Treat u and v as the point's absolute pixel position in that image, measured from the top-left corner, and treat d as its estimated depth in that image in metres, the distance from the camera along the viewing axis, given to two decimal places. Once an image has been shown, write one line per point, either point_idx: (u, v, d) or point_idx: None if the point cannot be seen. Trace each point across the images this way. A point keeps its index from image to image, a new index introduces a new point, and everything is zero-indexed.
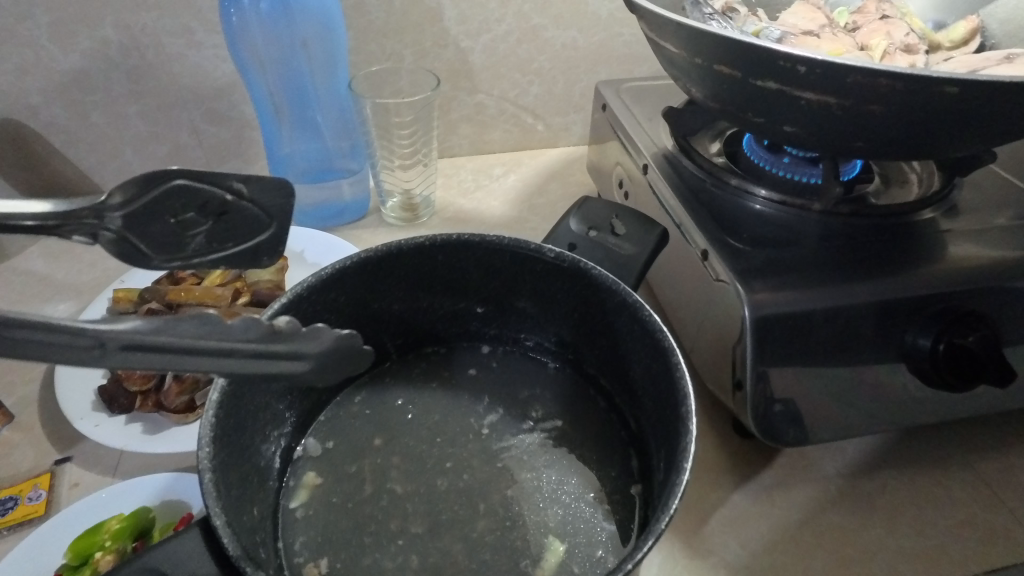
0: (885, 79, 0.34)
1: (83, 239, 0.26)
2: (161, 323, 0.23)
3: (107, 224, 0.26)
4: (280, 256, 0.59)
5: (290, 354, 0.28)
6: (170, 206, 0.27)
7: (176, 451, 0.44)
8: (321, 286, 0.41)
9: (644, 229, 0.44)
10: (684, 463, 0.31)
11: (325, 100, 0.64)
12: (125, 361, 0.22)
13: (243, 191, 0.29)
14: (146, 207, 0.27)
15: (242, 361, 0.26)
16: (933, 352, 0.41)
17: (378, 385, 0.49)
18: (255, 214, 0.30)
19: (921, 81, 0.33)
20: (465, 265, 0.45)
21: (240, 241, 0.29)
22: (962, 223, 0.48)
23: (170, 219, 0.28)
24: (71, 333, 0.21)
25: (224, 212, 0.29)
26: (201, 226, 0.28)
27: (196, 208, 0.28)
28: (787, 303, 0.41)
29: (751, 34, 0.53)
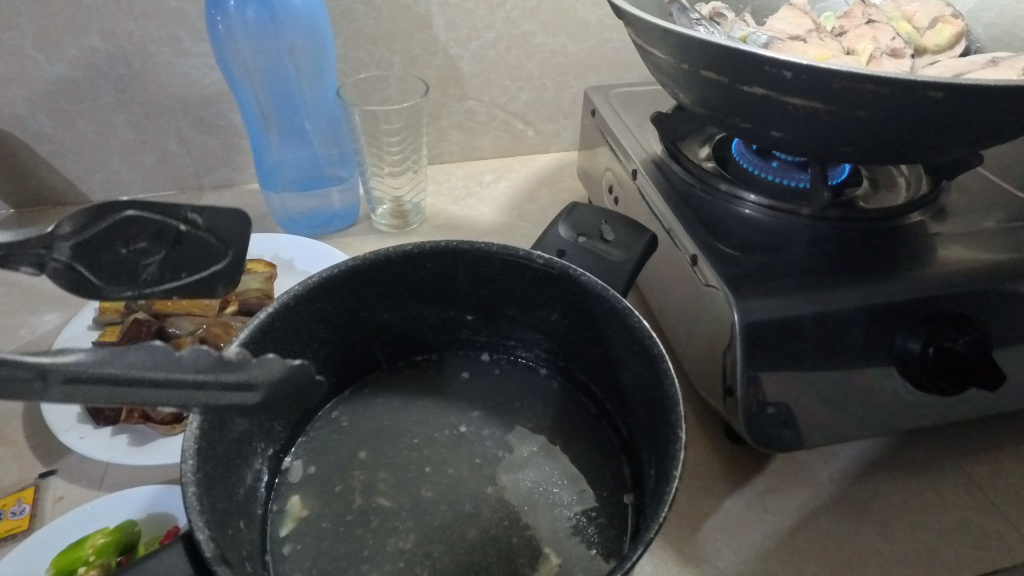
0: (871, 84, 0.34)
1: (32, 268, 0.29)
2: (102, 354, 0.28)
3: (58, 254, 0.30)
4: (269, 265, 0.58)
5: (240, 384, 0.32)
6: (121, 236, 0.31)
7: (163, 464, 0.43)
8: (308, 295, 0.41)
9: (634, 234, 0.44)
10: (674, 470, 0.31)
11: (313, 108, 0.63)
12: (66, 393, 0.26)
13: (196, 221, 0.33)
14: (96, 239, 0.31)
15: (189, 391, 0.30)
16: (923, 356, 0.41)
17: (368, 395, 0.49)
18: (208, 240, 0.34)
19: (907, 85, 0.33)
20: (454, 273, 0.45)
21: (193, 270, 0.33)
22: (950, 226, 0.48)
23: (123, 249, 0.31)
24: (11, 366, 0.24)
25: (177, 241, 0.33)
26: (153, 256, 0.32)
27: (148, 238, 0.32)
28: (777, 308, 0.41)
29: (738, 39, 0.53)
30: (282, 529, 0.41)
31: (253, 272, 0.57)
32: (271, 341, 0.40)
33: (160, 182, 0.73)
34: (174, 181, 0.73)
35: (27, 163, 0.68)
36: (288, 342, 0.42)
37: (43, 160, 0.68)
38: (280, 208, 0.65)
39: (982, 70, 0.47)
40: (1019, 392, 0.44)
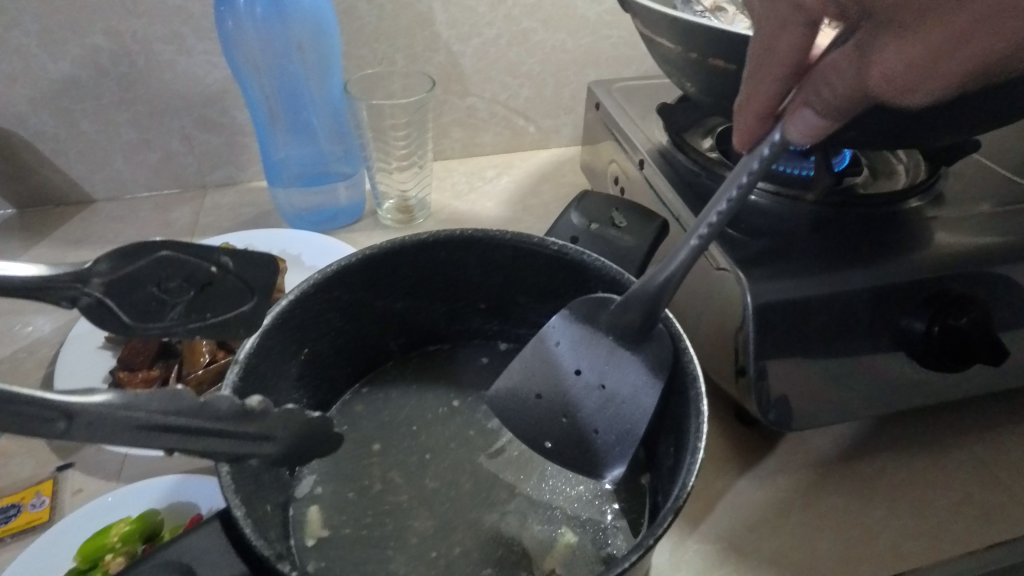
0: None
1: (66, 304, 0.27)
2: (136, 396, 0.24)
3: (89, 289, 0.27)
4: (277, 260, 0.59)
5: (257, 436, 0.30)
6: (156, 276, 0.29)
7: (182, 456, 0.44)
8: (326, 285, 0.41)
9: (644, 220, 0.45)
10: (696, 444, 0.32)
11: (318, 104, 0.64)
12: (90, 435, 0.22)
13: (228, 263, 0.32)
14: (133, 275, 0.28)
15: (208, 442, 0.27)
16: (927, 334, 0.42)
17: (382, 384, 0.49)
18: (234, 283, 0.32)
19: None
20: (468, 262, 0.46)
21: (219, 312, 0.30)
22: (948, 210, 0.49)
23: (154, 289, 0.29)
24: (38, 404, 0.20)
25: (207, 283, 0.30)
26: (181, 297, 0.30)
27: (180, 279, 0.30)
28: (785, 289, 0.42)
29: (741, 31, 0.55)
30: (307, 537, 0.40)
31: None
32: (290, 329, 0.40)
33: (163, 181, 0.73)
34: (176, 180, 0.73)
35: (29, 162, 0.68)
36: (307, 333, 0.42)
37: (46, 159, 0.68)
38: (286, 204, 0.66)
39: None
40: (1019, 370, 0.46)
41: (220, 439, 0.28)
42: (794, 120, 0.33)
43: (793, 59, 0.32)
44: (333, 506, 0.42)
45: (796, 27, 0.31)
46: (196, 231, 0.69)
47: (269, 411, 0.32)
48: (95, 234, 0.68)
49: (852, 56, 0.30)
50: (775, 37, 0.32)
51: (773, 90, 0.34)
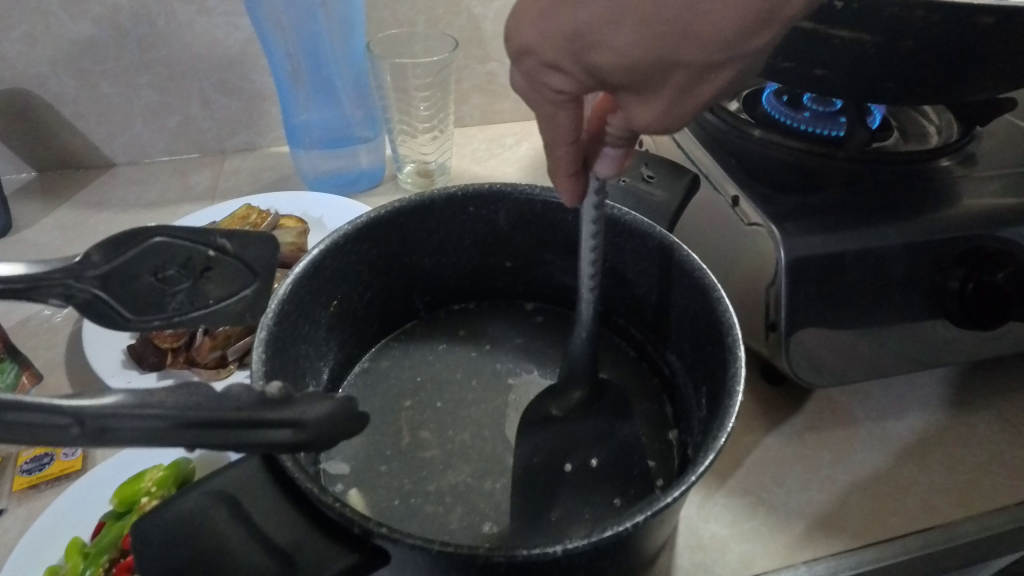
0: (922, 10, 0.35)
1: (59, 301, 0.27)
2: (151, 391, 0.20)
3: (83, 285, 0.28)
4: (300, 221, 0.59)
5: (280, 422, 0.23)
6: (151, 265, 0.31)
7: None
8: (356, 236, 0.41)
9: (675, 175, 0.44)
10: (735, 387, 0.32)
11: (341, 66, 0.63)
12: (107, 443, 0.19)
13: (226, 246, 0.33)
14: (123, 267, 0.30)
15: (229, 438, 0.21)
16: (961, 292, 0.42)
17: (408, 341, 0.49)
18: (235, 268, 0.33)
19: (958, 9, 0.35)
20: (496, 219, 0.45)
21: (220, 296, 0.32)
22: (981, 169, 0.49)
23: (152, 277, 0.31)
24: (44, 410, 0.18)
25: (207, 268, 0.32)
26: (182, 283, 0.31)
27: (176, 266, 0.31)
28: (818, 243, 0.42)
29: None
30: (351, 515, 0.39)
31: (285, 227, 0.57)
32: (321, 279, 0.40)
33: (183, 146, 0.73)
34: (196, 145, 0.73)
35: (50, 124, 0.68)
36: (337, 286, 0.42)
37: (67, 122, 0.68)
38: (308, 167, 0.66)
39: None
40: None
41: (244, 428, 0.22)
42: (600, 162, 0.30)
43: (572, 137, 0.28)
44: (363, 456, 0.42)
45: (564, 109, 0.27)
46: (217, 195, 0.69)
47: (291, 394, 0.25)
48: (117, 198, 0.69)
49: (620, 109, 0.26)
50: (548, 123, 0.27)
51: (571, 156, 0.29)
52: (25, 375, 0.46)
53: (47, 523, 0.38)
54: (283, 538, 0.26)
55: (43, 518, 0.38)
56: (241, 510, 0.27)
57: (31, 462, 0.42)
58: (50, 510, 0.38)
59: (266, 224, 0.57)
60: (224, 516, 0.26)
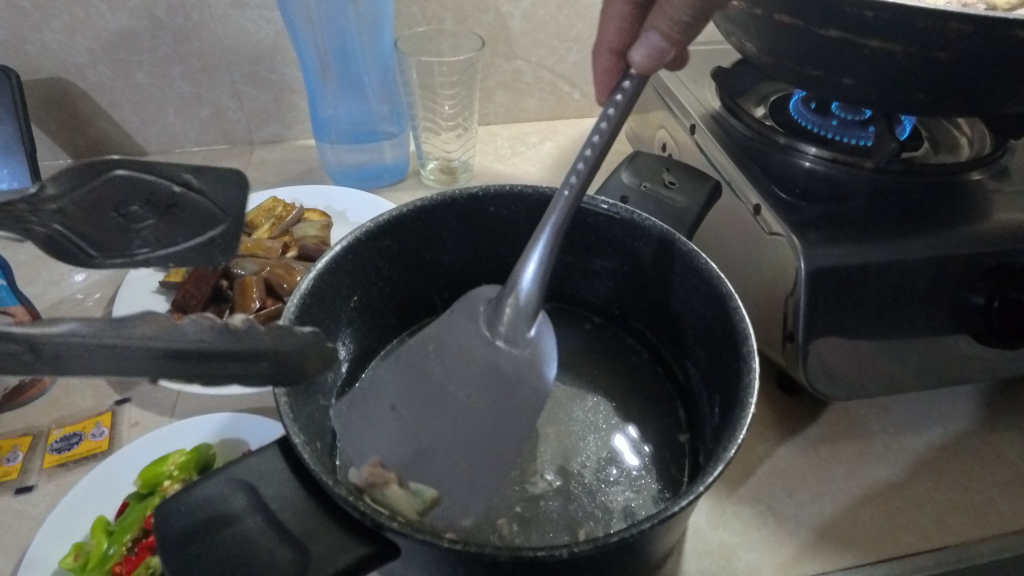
0: (957, 23, 0.34)
1: (19, 233, 0.31)
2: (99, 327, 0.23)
3: (43, 221, 0.32)
4: (324, 214, 0.59)
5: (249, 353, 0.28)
6: (115, 203, 0.34)
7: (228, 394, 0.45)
8: (378, 233, 0.42)
9: (696, 181, 0.43)
10: (746, 399, 0.31)
11: (369, 62, 0.64)
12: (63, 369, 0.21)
13: (191, 182, 0.37)
14: (83, 201, 0.34)
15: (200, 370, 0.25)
16: (986, 308, 0.41)
17: None
18: (201, 203, 0.37)
19: (993, 23, 0.34)
20: (516, 219, 0.46)
21: (186, 236, 0.35)
22: (1013, 183, 0.47)
23: (114, 213, 0.34)
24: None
25: (172, 205, 0.36)
26: (148, 221, 0.35)
27: (142, 203, 0.35)
28: (840, 255, 0.41)
29: None
30: None
31: (310, 220, 0.58)
32: (342, 275, 0.41)
33: (213, 137, 0.74)
34: (225, 135, 0.75)
35: (87, 113, 0.70)
36: (357, 282, 0.43)
37: (102, 111, 0.70)
38: (334, 161, 0.67)
39: None
40: None
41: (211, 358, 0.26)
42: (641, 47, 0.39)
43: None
44: None
45: None
46: None
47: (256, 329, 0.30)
48: None
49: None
50: None
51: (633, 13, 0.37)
52: None
53: (74, 501, 0.39)
54: (297, 525, 0.27)
55: (70, 497, 0.39)
56: (259, 497, 0.28)
57: (60, 441, 0.43)
58: (77, 488, 0.40)
59: (291, 216, 0.58)
60: (243, 503, 0.27)
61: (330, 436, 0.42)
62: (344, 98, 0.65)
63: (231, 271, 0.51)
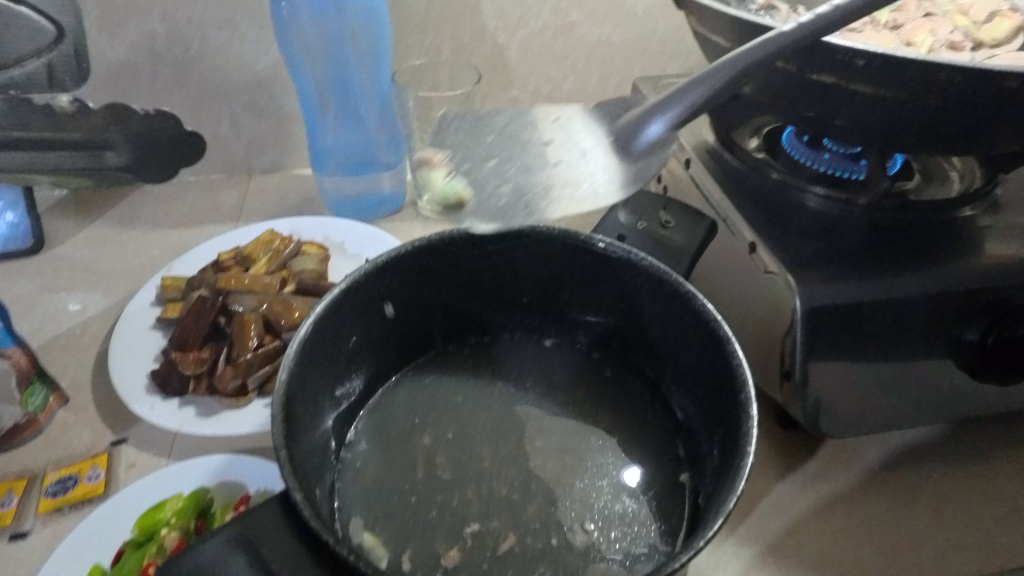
0: (946, 72, 0.35)
1: None
2: None
3: None
4: (321, 247, 0.60)
5: None
6: None
7: (226, 434, 0.45)
8: (377, 273, 0.42)
9: (693, 220, 0.44)
10: (747, 447, 0.32)
11: (367, 95, 0.64)
12: None
13: None
14: None
15: None
16: (980, 345, 0.42)
17: (424, 374, 0.49)
18: None
19: (981, 74, 0.34)
20: (514, 256, 0.46)
21: None
22: (1004, 218, 0.48)
23: None
24: None
25: None
26: None
27: None
28: (836, 293, 0.41)
29: None
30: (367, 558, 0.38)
31: (307, 253, 0.58)
32: (341, 317, 0.41)
33: (210, 165, 0.74)
34: (223, 164, 0.75)
35: None
36: (356, 322, 0.43)
37: None
38: (332, 191, 0.67)
39: None
40: None
41: None
42: None
43: None
44: (376, 491, 0.42)
45: None
46: (242, 215, 0.70)
47: None
48: (147, 215, 0.70)
49: None
50: None
51: None
52: (53, 396, 0.48)
53: (68, 549, 0.39)
54: None
55: (63, 545, 0.39)
56: (259, 558, 0.27)
57: (56, 485, 0.43)
58: (70, 538, 0.39)
59: (289, 250, 0.58)
60: (243, 565, 0.27)
61: (327, 479, 0.41)
62: (343, 128, 0.66)
63: (229, 306, 0.51)
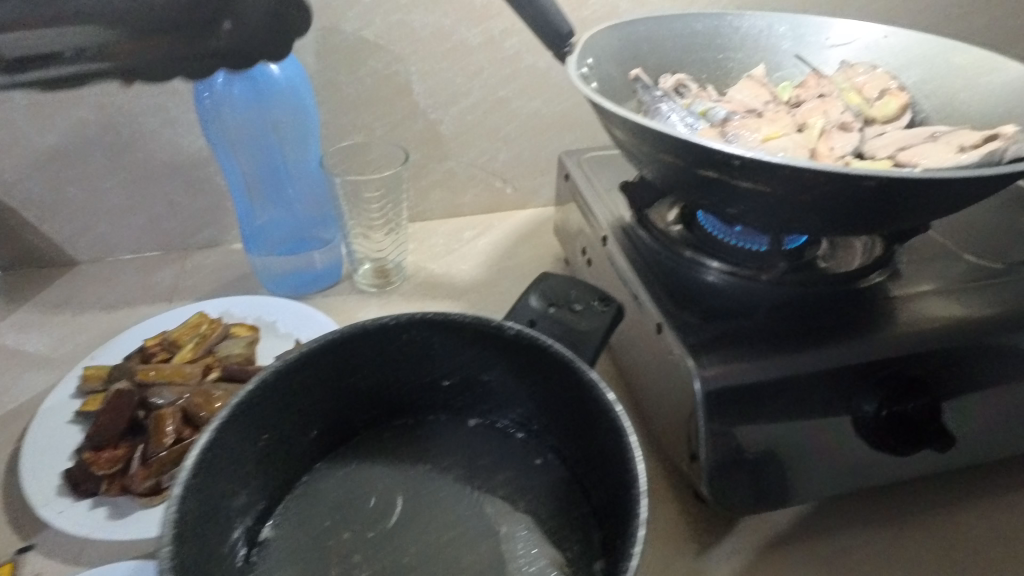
0: (811, 173, 0.37)
1: None
2: None
3: None
4: (252, 328, 0.60)
5: None
6: None
7: (137, 539, 0.44)
8: (289, 370, 0.43)
9: (602, 304, 0.46)
10: (632, 548, 0.32)
11: (297, 177, 0.66)
12: None
13: None
14: None
15: None
16: (876, 417, 0.43)
17: (347, 463, 0.49)
18: None
19: (842, 175, 0.37)
20: (431, 343, 0.47)
21: None
22: (902, 288, 0.50)
23: None
24: None
25: None
26: None
27: None
28: (735, 376, 0.42)
29: (699, 114, 0.55)
30: None
31: (236, 336, 0.59)
32: (252, 417, 0.41)
33: (147, 243, 0.74)
34: (161, 242, 0.75)
35: (16, 227, 0.70)
36: (269, 419, 0.43)
37: (32, 225, 0.70)
38: (263, 269, 0.66)
39: (921, 145, 0.49)
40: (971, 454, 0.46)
41: None
42: None
43: None
44: None
45: None
46: (176, 294, 0.70)
47: None
48: (79, 298, 0.70)
49: None
50: None
51: None
52: None
53: None
54: None
55: None
56: None
57: None
58: None
59: (217, 334, 0.58)
60: None
61: None
62: (273, 209, 0.67)
63: (149, 399, 0.50)
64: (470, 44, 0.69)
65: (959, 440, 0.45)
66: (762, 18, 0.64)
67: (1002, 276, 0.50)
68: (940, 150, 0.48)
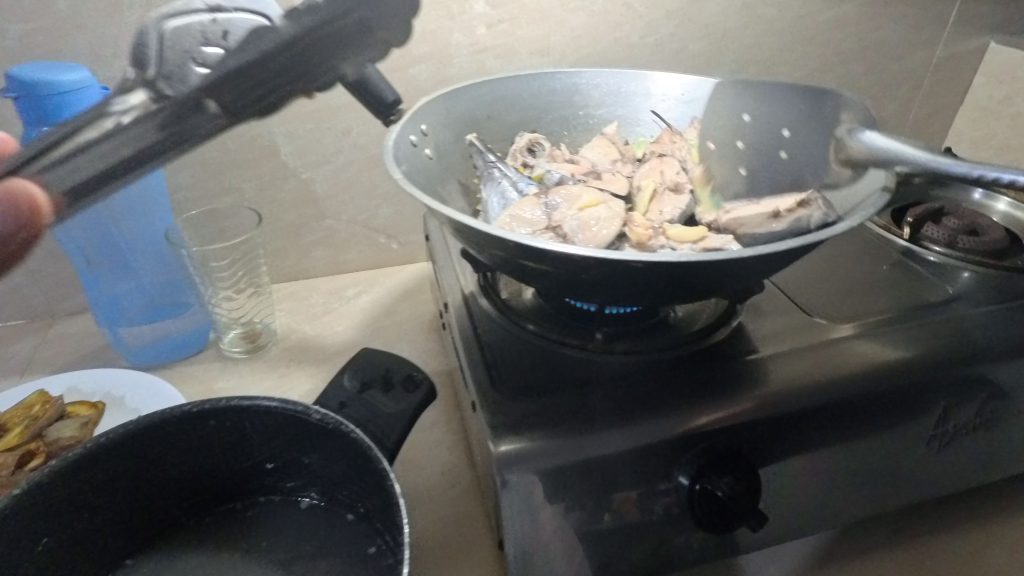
0: (579, 256, 0.36)
1: None
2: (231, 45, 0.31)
3: None
4: (94, 405, 0.58)
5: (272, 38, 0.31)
6: None
7: None
8: (79, 464, 0.41)
9: (414, 384, 0.44)
10: None
11: (142, 245, 0.64)
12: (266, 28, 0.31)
13: None
14: None
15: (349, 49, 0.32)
16: (690, 491, 0.42)
17: (163, 554, 0.47)
18: None
19: (608, 260, 0.35)
20: (242, 427, 0.45)
21: None
22: (735, 350, 0.50)
23: None
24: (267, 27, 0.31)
25: None
26: None
27: None
28: (539, 457, 0.40)
29: (534, 178, 0.54)
30: None
31: (73, 415, 0.57)
32: (33, 514, 0.40)
33: (9, 311, 0.72)
34: (25, 309, 0.72)
35: None
36: (57, 518, 0.41)
37: None
38: (126, 340, 0.65)
39: (746, 207, 0.48)
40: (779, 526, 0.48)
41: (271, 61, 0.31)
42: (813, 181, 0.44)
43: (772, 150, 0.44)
44: None
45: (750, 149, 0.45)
46: (31, 366, 0.67)
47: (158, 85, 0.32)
48: None
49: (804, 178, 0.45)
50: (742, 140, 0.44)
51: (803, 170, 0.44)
52: None
53: None
54: None
55: None
56: None
57: None
58: None
59: (51, 415, 0.56)
60: None
61: None
62: (120, 280, 0.64)
63: None
64: (336, 103, 0.68)
65: (767, 515, 0.47)
66: (618, 75, 0.64)
67: (861, 331, 0.50)
68: (758, 213, 0.47)
